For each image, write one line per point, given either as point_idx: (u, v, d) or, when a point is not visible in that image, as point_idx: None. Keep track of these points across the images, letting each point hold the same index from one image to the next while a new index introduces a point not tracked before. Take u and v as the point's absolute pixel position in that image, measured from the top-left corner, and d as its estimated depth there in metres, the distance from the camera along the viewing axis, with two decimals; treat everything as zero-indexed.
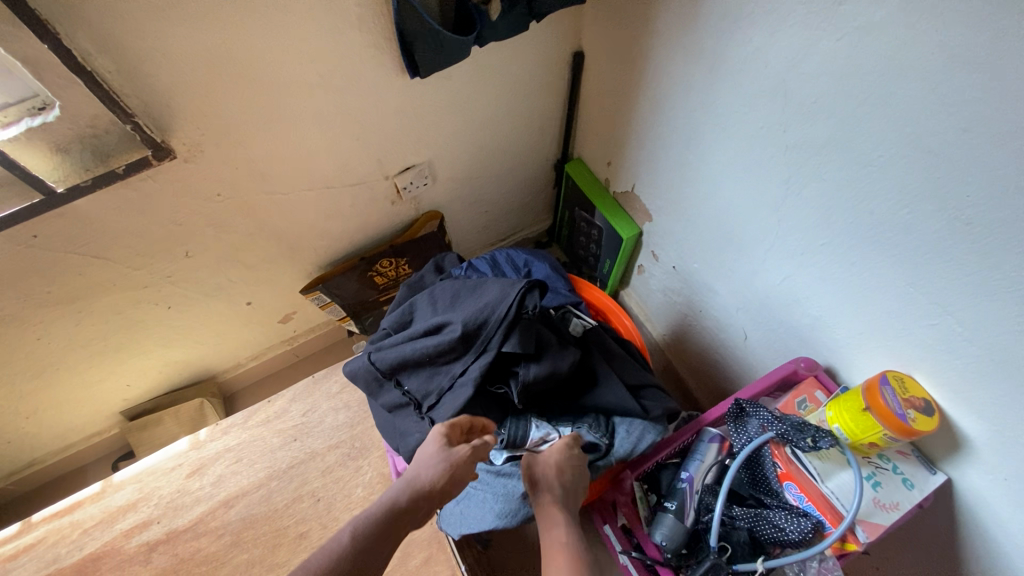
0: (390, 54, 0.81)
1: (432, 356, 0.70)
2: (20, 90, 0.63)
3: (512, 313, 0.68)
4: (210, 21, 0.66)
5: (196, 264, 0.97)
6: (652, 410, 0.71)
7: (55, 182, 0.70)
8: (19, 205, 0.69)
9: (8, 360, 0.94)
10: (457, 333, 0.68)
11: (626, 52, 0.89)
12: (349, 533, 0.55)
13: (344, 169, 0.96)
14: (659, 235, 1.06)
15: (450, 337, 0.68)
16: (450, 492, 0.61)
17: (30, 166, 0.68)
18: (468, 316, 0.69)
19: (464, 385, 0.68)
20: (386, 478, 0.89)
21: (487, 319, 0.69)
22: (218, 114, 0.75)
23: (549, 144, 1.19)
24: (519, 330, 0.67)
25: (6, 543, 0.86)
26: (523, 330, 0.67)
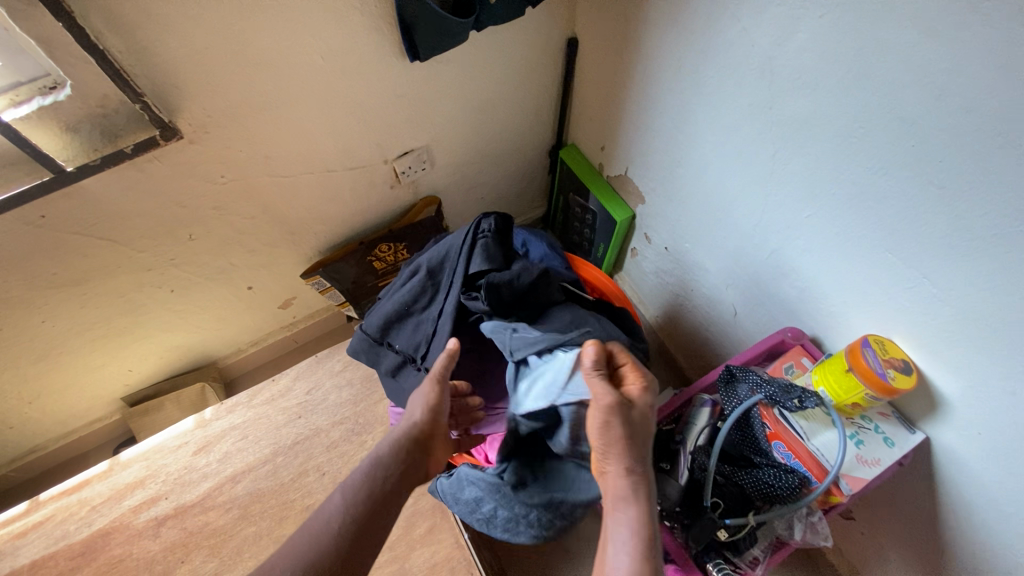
0: (390, 37, 0.83)
1: (411, 304, 0.85)
2: (33, 69, 0.64)
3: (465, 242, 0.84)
4: (217, 0, 0.67)
5: (199, 247, 0.99)
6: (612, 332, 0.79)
7: (66, 162, 0.71)
8: (29, 183, 0.71)
9: (12, 342, 0.95)
10: (424, 273, 0.84)
11: (618, 37, 0.92)
12: (338, 502, 0.60)
13: (344, 153, 0.98)
14: (651, 217, 1.09)
15: (419, 278, 0.84)
16: (432, 433, 0.69)
17: (40, 144, 0.69)
18: (430, 259, 0.85)
19: (443, 316, 0.82)
20: None
21: (446, 257, 0.85)
22: (223, 95, 0.77)
23: (543, 129, 1.21)
24: (474, 252, 0.83)
25: (15, 521, 0.87)
26: (477, 251, 0.82)
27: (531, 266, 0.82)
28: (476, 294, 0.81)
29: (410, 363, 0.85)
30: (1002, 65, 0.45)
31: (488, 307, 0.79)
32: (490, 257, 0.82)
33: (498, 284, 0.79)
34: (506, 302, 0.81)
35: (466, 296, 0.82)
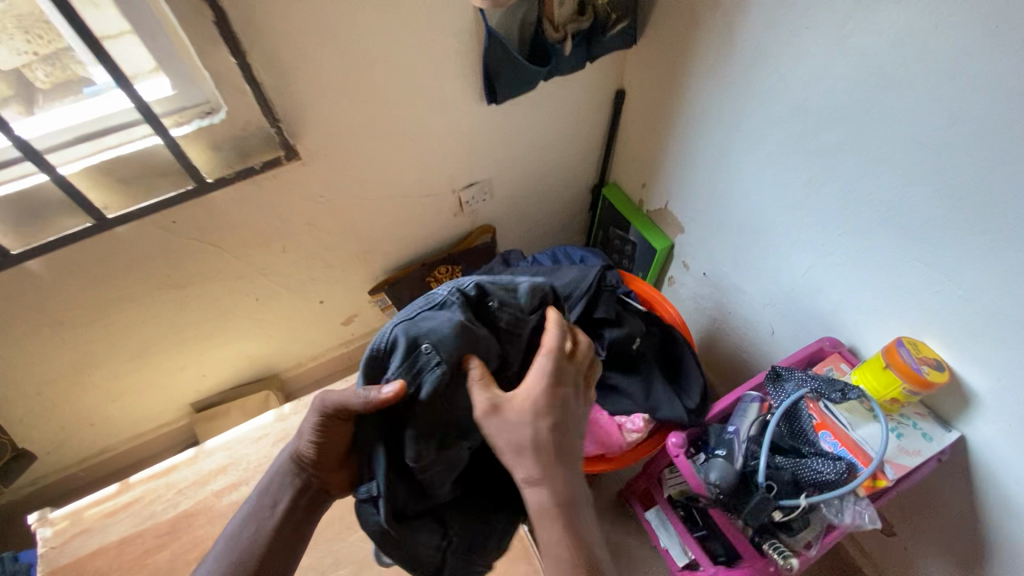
0: (474, 83, 0.99)
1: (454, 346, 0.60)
2: (198, 97, 0.80)
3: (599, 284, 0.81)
4: (347, 49, 0.83)
5: (287, 259, 1.11)
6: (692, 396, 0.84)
7: (207, 172, 0.86)
8: (175, 191, 0.84)
9: (119, 338, 1.06)
10: None
11: (664, 87, 1.07)
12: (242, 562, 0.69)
13: (421, 181, 1.12)
14: (691, 245, 1.20)
15: None
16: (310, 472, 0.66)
17: (192, 159, 0.83)
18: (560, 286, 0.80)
19: None
20: None
21: (572, 292, 0.81)
22: (336, 126, 0.92)
23: (589, 169, 1.35)
24: (602, 300, 0.81)
25: (106, 501, 0.95)
26: (607, 300, 0.81)
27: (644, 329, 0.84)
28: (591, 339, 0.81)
29: None
30: (1003, 96, 0.58)
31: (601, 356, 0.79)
32: (610, 309, 0.81)
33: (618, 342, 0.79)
34: (616, 353, 0.81)
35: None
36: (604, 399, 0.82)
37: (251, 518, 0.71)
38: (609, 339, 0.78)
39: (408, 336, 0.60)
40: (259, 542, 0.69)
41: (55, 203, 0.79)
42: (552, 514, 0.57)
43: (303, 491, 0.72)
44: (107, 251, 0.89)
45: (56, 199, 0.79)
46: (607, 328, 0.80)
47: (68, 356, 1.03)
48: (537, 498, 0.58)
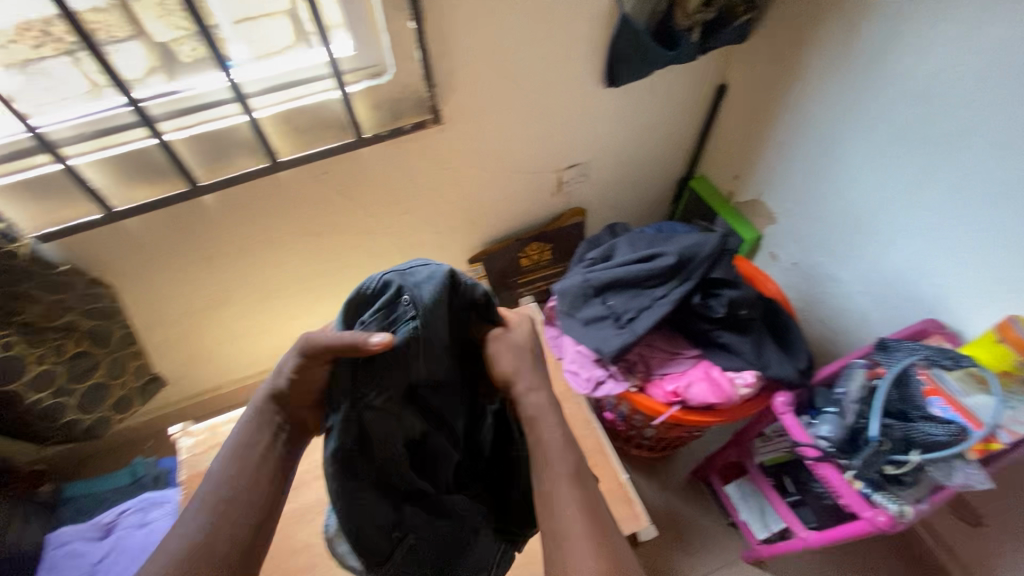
0: (598, 66, 1.08)
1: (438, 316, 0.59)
2: (372, 60, 0.91)
3: (719, 247, 0.87)
4: (500, 26, 0.93)
5: (404, 220, 1.21)
6: (800, 360, 0.90)
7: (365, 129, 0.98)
8: (339, 142, 0.97)
9: (254, 279, 1.17)
10: (672, 261, 0.86)
11: (769, 82, 1.14)
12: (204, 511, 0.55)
13: (532, 157, 1.21)
14: (781, 236, 1.25)
15: (665, 263, 0.86)
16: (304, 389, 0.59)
17: (357, 115, 0.95)
18: (684, 248, 0.86)
19: (668, 304, 0.86)
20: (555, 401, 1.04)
21: (696, 253, 0.87)
22: (475, 96, 1.02)
23: (680, 161, 1.43)
24: (720, 263, 0.87)
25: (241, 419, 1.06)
26: (725, 263, 0.87)
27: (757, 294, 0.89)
28: (709, 300, 0.87)
29: (610, 323, 0.89)
30: None
31: (718, 312, 0.85)
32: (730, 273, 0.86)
33: (736, 301, 0.85)
34: (733, 315, 0.86)
35: (698, 295, 0.87)
36: (715, 354, 0.88)
37: (220, 474, 0.57)
38: (729, 300, 0.83)
39: (395, 284, 0.56)
40: (233, 498, 0.56)
41: (241, 143, 0.90)
42: (549, 412, 0.61)
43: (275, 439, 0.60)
44: (267, 194, 1.01)
45: (242, 140, 0.90)
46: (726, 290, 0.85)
47: (210, 291, 1.15)
48: (530, 404, 0.61)
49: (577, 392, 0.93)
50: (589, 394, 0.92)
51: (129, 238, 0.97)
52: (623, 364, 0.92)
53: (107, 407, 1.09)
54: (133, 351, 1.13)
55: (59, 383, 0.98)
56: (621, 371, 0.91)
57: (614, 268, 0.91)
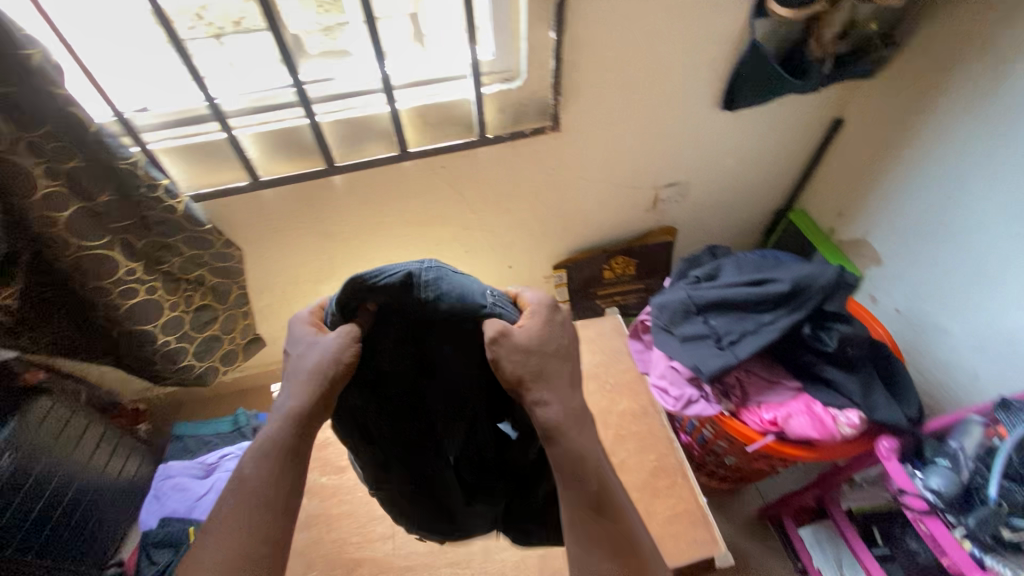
0: (716, 89, 1.09)
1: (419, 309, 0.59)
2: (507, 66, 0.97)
3: (835, 281, 0.86)
4: (629, 43, 0.96)
5: (503, 220, 1.25)
6: (911, 409, 0.87)
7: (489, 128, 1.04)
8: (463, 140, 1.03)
9: (358, 259, 1.24)
10: (786, 288, 0.85)
11: (892, 121, 1.11)
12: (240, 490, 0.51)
13: (634, 172, 1.23)
14: (886, 279, 1.21)
15: (778, 289, 0.86)
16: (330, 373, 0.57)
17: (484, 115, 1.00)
18: (799, 277, 0.86)
19: (776, 331, 0.85)
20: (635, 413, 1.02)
21: (811, 284, 0.86)
22: (593, 107, 1.06)
23: (781, 192, 1.40)
24: (834, 297, 0.86)
25: None
26: (839, 298, 0.86)
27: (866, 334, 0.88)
28: (820, 334, 0.86)
29: (710, 342, 0.88)
30: None
31: (829, 346, 0.84)
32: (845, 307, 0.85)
33: (848, 337, 0.84)
34: (842, 349, 0.85)
35: (807, 327, 0.87)
36: (816, 389, 0.87)
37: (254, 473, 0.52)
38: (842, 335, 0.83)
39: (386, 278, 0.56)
40: (267, 495, 0.51)
41: (378, 133, 1.00)
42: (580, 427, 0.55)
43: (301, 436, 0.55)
44: (388, 180, 1.08)
45: (380, 129, 0.99)
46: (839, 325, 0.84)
47: (317, 264, 1.23)
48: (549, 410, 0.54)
49: (664, 407, 0.93)
50: (677, 411, 0.92)
51: (263, 207, 1.06)
52: (718, 387, 0.91)
53: (217, 358, 1.16)
54: (244, 312, 1.21)
55: (184, 330, 1.06)
56: (716, 392, 0.91)
57: (721, 288, 0.91)
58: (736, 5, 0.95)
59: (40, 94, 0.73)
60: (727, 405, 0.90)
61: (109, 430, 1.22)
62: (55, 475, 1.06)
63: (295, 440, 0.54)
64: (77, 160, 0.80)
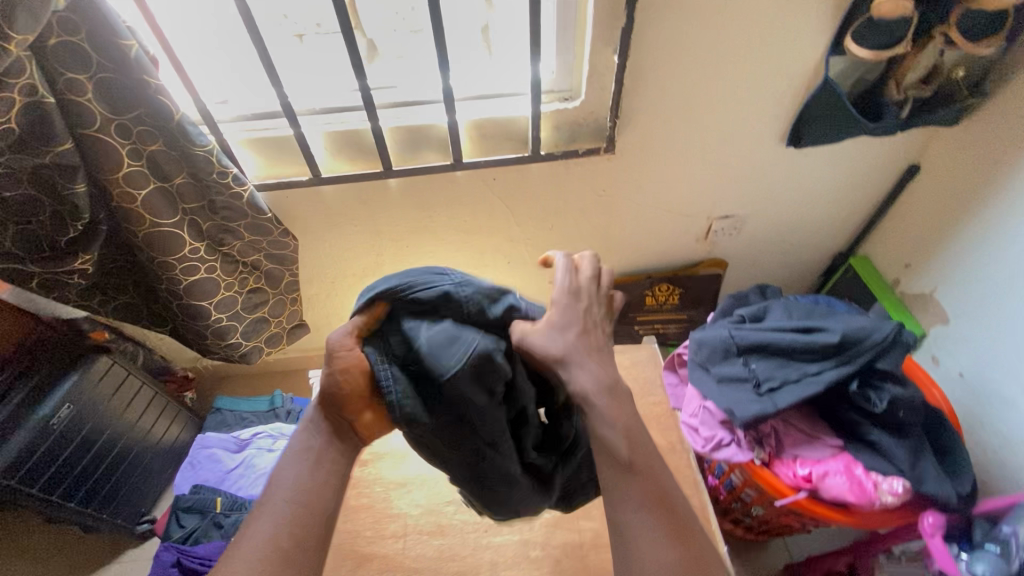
0: (782, 124, 1.05)
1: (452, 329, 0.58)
2: (566, 86, 0.98)
3: (891, 338, 0.81)
4: (694, 71, 0.95)
5: (548, 236, 1.26)
6: (963, 487, 0.79)
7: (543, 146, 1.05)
8: (516, 155, 1.05)
9: (402, 259, 1.27)
10: (836, 339, 0.81)
11: (973, 173, 1.03)
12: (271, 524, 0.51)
13: (688, 201, 1.20)
14: (951, 340, 1.12)
15: (827, 340, 0.81)
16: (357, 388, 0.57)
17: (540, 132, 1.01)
18: (851, 329, 0.81)
19: (821, 383, 0.81)
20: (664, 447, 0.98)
21: (864, 339, 0.81)
22: (650, 133, 1.04)
23: (843, 235, 1.34)
24: (889, 354, 0.81)
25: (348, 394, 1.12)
26: (894, 356, 0.81)
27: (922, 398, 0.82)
28: (868, 393, 0.81)
29: (749, 386, 0.85)
30: None
31: (878, 408, 0.79)
32: (898, 368, 0.80)
33: (899, 400, 0.78)
34: (892, 412, 0.80)
35: (856, 383, 0.81)
36: (859, 451, 0.81)
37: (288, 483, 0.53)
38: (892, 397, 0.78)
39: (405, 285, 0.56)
40: (310, 499, 0.53)
41: (435, 141, 1.04)
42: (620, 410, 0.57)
43: (335, 438, 0.57)
44: (440, 187, 1.10)
45: (437, 138, 1.03)
46: (890, 387, 0.79)
47: (363, 260, 1.27)
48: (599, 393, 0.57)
49: (692, 447, 0.91)
50: (705, 453, 0.90)
51: (320, 202, 1.11)
52: (752, 434, 0.87)
53: (262, 340, 1.21)
54: (293, 298, 1.24)
55: (235, 310, 1.12)
56: (751, 438, 0.87)
57: (765, 331, 0.88)
58: (811, 39, 0.92)
59: (133, 83, 0.79)
60: (759, 453, 0.86)
61: (160, 394, 1.30)
62: (106, 430, 1.15)
63: (324, 452, 0.56)
64: (158, 143, 0.87)
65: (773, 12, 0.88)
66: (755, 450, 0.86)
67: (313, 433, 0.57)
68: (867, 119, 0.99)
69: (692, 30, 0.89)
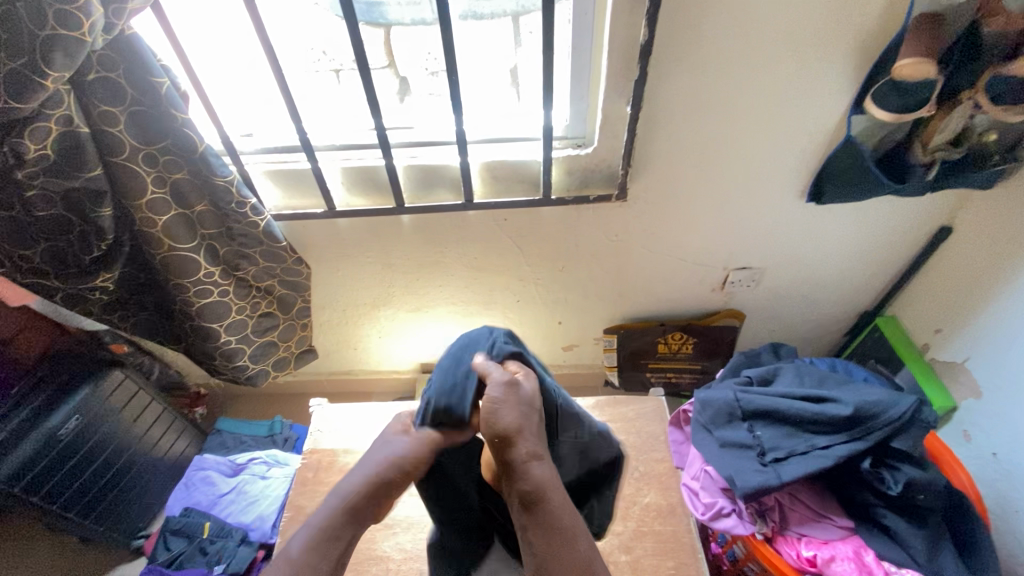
0: (801, 179, 1.03)
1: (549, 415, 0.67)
2: (579, 133, 0.99)
3: (910, 415, 0.75)
4: (709, 125, 0.94)
5: (559, 277, 1.25)
6: None
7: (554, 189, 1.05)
8: (527, 198, 1.05)
9: (413, 291, 1.28)
10: (848, 412, 0.76)
11: (1007, 240, 0.98)
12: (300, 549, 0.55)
13: (702, 250, 1.18)
14: (985, 416, 1.04)
15: (838, 412, 0.76)
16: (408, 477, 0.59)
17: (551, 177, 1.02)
18: (864, 402, 0.76)
19: (829, 458, 0.76)
20: (659, 510, 0.89)
21: (879, 413, 0.76)
22: (663, 182, 1.03)
23: (869, 294, 1.28)
24: (906, 432, 0.75)
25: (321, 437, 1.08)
26: (912, 435, 0.75)
27: (944, 483, 0.75)
28: (881, 472, 0.75)
29: (752, 454, 0.80)
30: None
31: (892, 490, 0.73)
32: (916, 447, 0.75)
33: (917, 483, 0.72)
34: (909, 496, 0.74)
35: (868, 461, 0.76)
36: (871, 535, 0.76)
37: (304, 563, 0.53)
38: (907, 480, 0.72)
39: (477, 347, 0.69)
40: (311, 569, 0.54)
41: (448, 181, 1.06)
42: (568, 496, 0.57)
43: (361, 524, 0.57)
44: (452, 225, 1.11)
45: (449, 177, 1.05)
46: (906, 467, 0.74)
47: (374, 290, 1.28)
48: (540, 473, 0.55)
49: (692, 513, 0.88)
50: (705, 522, 0.86)
51: (335, 233, 1.13)
52: (755, 506, 0.83)
53: (269, 364, 1.23)
54: (303, 323, 1.25)
55: (245, 333, 1.14)
56: (754, 509, 0.82)
57: (773, 397, 0.84)
58: (832, 98, 0.90)
59: (163, 116, 0.83)
60: (762, 527, 0.81)
61: (168, 410, 1.33)
62: (112, 442, 1.17)
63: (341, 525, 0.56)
64: (183, 173, 0.91)
65: (793, 72, 0.87)
66: (757, 524, 0.81)
67: (353, 522, 0.56)
68: (891, 179, 0.95)
69: (708, 86, 0.88)
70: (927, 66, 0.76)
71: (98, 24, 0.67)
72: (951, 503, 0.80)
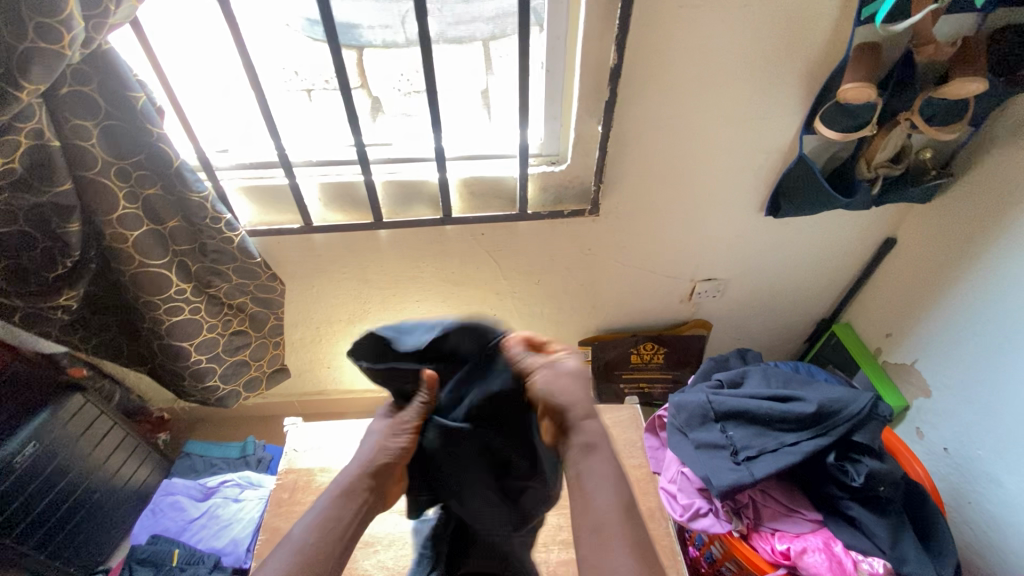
0: (761, 195, 1.10)
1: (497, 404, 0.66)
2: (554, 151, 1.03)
3: (868, 411, 0.81)
4: (676, 143, 0.99)
5: (535, 291, 1.27)
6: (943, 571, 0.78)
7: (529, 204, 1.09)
8: (503, 213, 1.08)
9: (389, 307, 1.28)
10: (811, 409, 0.81)
11: (945, 248, 1.07)
12: (307, 520, 0.61)
13: (671, 262, 1.23)
14: (934, 414, 1.12)
15: (803, 410, 0.82)
16: (392, 461, 0.66)
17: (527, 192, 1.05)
18: (827, 400, 0.82)
19: (797, 453, 0.80)
20: (641, 514, 0.89)
21: (839, 410, 0.82)
22: (634, 197, 1.08)
23: (826, 303, 1.36)
24: (866, 427, 0.81)
25: (302, 466, 1.06)
26: (871, 429, 0.81)
27: (901, 474, 0.81)
28: (845, 466, 0.80)
29: (726, 454, 0.84)
30: None
31: (855, 481, 0.78)
32: (875, 440, 0.80)
33: (878, 475, 0.78)
34: (872, 487, 0.78)
35: (833, 455, 0.81)
36: (839, 527, 0.81)
37: (309, 532, 0.59)
38: (869, 471, 0.77)
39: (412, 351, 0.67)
40: (312, 540, 0.58)
41: (426, 197, 1.08)
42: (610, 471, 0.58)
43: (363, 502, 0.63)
44: (429, 240, 1.13)
45: (426, 193, 1.07)
46: (866, 460, 0.79)
47: (349, 306, 1.27)
48: (589, 431, 0.59)
49: (670, 515, 0.89)
50: (683, 523, 0.88)
51: (311, 249, 1.13)
52: (730, 504, 0.87)
53: (240, 384, 1.19)
54: (276, 342, 1.22)
55: (216, 352, 1.11)
56: (728, 507, 0.86)
57: (743, 398, 0.88)
58: (787, 117, 0.97)
59: (138, 130, 0.83)
60: (737, 524, 0.85)
61: (131, 435, 1.27)
62: (70, 471, 1.11)
63: (363, 483, 0.64)
64: (156, 188, 0.90)
65: (751, 93, 0.93)
66: (732, 521, 0.85)
67: (349, 505, 0.62)
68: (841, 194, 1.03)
69: (673, 106, 0.94)
70: (868, 91, 0.84)
71: (79, 38, 0.67)
72: (909, 494, 0.86)
